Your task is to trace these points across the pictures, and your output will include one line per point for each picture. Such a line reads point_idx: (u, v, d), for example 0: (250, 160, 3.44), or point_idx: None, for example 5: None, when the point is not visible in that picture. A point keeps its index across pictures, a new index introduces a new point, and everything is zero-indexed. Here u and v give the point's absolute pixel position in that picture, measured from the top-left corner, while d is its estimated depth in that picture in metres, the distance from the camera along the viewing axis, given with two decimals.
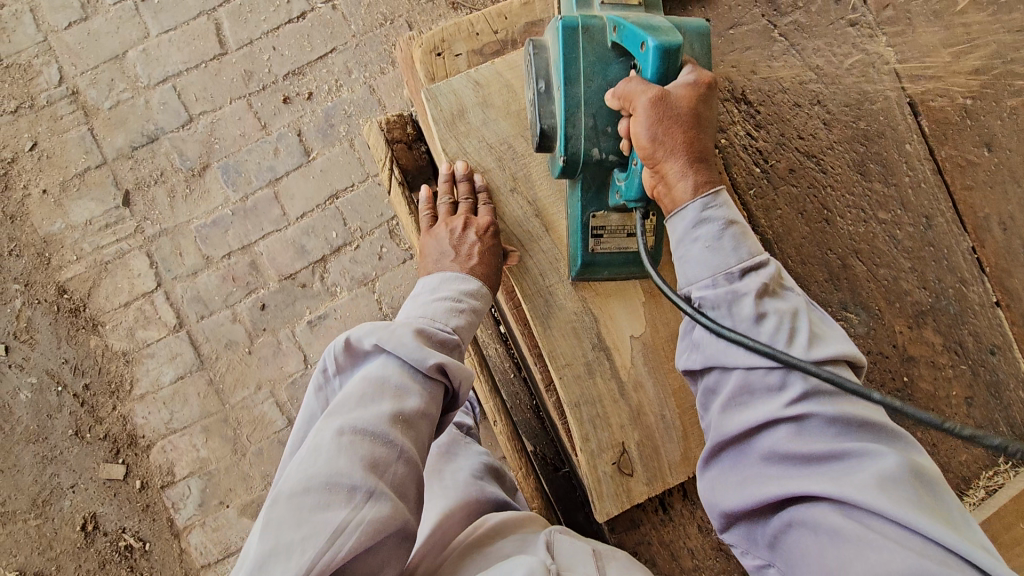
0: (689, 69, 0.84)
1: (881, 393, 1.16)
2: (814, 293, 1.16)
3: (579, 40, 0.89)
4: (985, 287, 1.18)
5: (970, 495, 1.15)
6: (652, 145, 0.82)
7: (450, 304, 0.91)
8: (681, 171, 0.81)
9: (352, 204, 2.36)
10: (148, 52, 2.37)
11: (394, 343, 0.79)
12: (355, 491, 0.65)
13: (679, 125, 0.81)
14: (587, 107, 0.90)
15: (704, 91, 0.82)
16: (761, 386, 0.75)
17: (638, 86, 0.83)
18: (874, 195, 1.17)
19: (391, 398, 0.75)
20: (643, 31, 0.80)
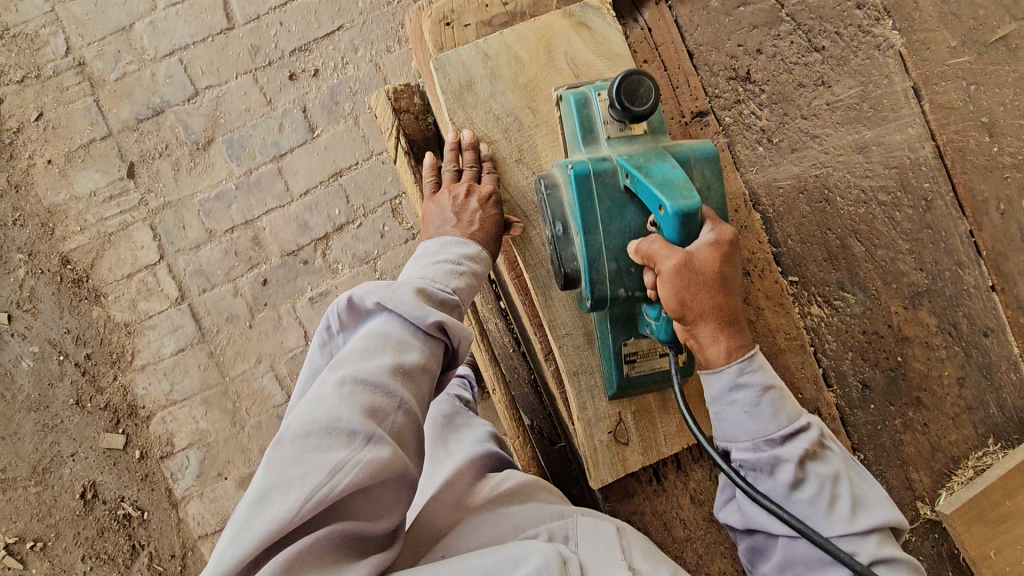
0: (709, 227, 0.84)
1: (874, 372, 1.18)
2: (812, 272, 1.18)
3: (592, 187, 0.90)
4: (981, 270, 1.19)
5: (960, 474, 1.17)
6: (681, 307, 0.83)
7: (452, 266, 0.92)
8: (712, 337, 0.83)
9: (356, 182, 2.37)
10: (156, 24, 2.37)
11: (395, 302, 0.80)
12: (355, 435, 0.66)
13: (704, 287, 0.81)
14: (608, 253, 0.91)
15: (726, 250, 0.83)
16: (816, 563, 0.82)
17: (660, 248, 0.83)
18: (875, 177, 1.18)
19: (392, 351, 0.76)
20: (661, 195, 0.81)
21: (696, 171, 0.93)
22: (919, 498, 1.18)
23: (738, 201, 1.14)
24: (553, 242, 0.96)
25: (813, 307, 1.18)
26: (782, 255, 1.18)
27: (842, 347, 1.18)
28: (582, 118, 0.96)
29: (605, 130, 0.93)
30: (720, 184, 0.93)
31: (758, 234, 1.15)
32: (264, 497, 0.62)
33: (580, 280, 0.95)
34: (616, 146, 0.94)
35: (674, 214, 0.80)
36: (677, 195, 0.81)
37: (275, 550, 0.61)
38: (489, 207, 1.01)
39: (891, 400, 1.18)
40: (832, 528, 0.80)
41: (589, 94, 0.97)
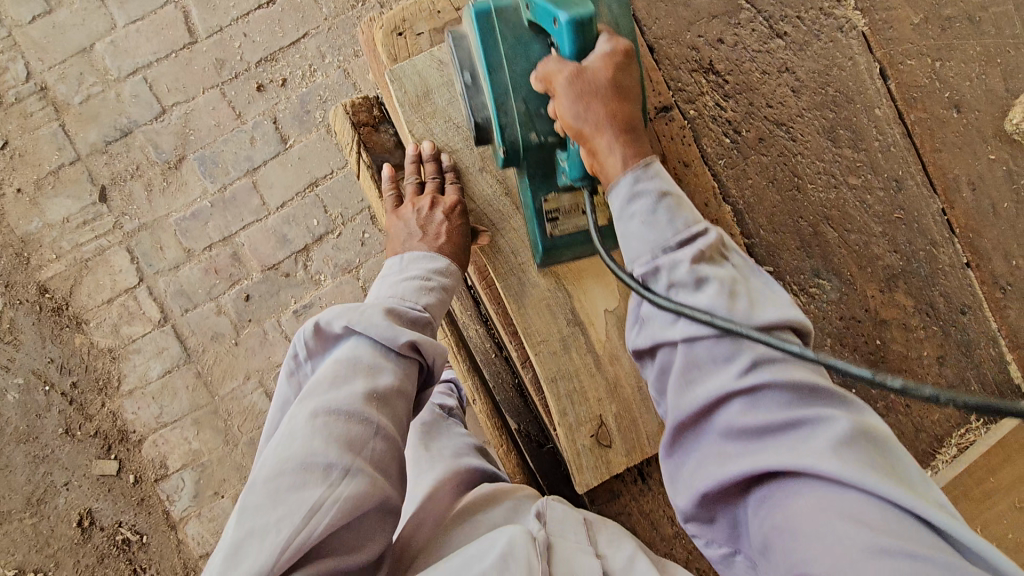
0: (606, 37, 0.81)
1: (854, 357, 1.18)
2: (786, 261, 1.17)
3: (494, 26, 0.88)
4: (956, 248, 1.19)
5: (944, 453, 1.18)
6: (578, 124, 0.79)
7: (421, 283, 0.91)
8: (607, 146, 0.78)
9: (332, 191, 2.35)
10: (116, 43, 2.32)
11: (364, 324, 0.79)
12: (331, 469, 0.65)
13: (600, 101, 0.78)
14: (516, 94, 0.87)
15: (621, 60, 0.79)
16: (719, 378, 0.68)
17: (553, 64, 0.80)
18: (844, 161, 1.17)
19: (364, 377, 0.75)
20: (552, 6, 0.79)
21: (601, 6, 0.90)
22: None
23: (707, 195, 1.12)
24: (464, 90, 0.93)
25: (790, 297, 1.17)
26: (756, 246, 1.16)
27: (821, 334, 1.17)
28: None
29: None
30: (629, 17, 0.90)
31: (730, 228, 1.13)
32: (240, 547, 0.61)
33: (491, 129, 0.92)
34: None
35: (566, 27, 0.78)
36: (568, 5, 0.79)
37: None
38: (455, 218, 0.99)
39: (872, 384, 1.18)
40: (735, 320, 0.68)
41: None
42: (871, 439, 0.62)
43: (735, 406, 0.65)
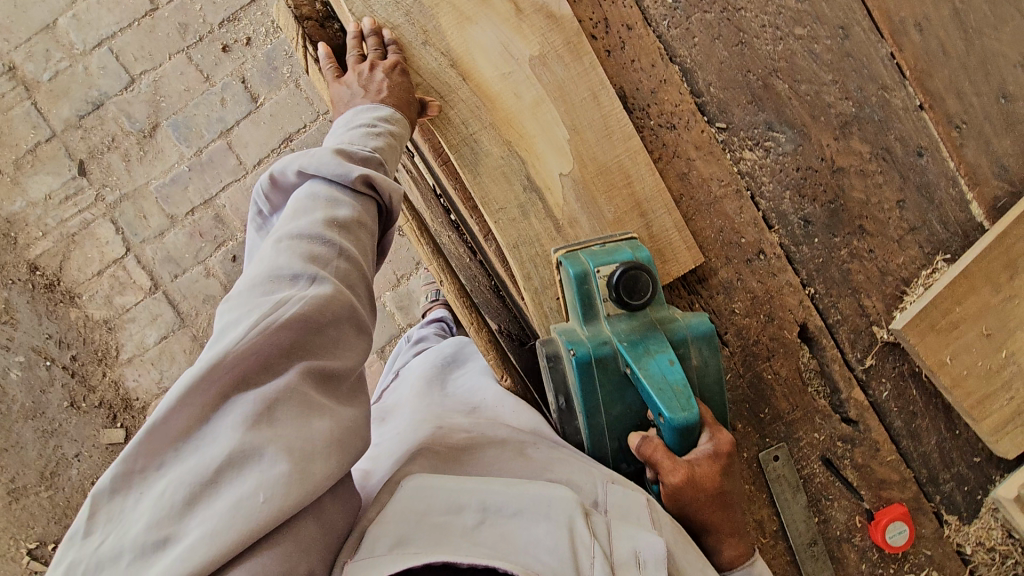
0: (707, 435, 0.92)
1: (814, 208, 1.19)
2: (739, 116, 1.17)
3: (594, 372, 0.97)
4: (907, 91, 1.20)
5: (911, 293, 1.20)
6: (682, 513, 0.93)
7: (370, 129, 0.94)
8: (717, 543, 0.94)
9: (307, 145, 2.36)
10: (79, 17, 2.33)
11: (316, 165, 0.83)
12: (298, 278, 0.73)
13: (704, 499, 0.91)
14: (611, 432, 1.01)
15: (726, 461, 0.91)
16: None
17: (663, 458, 0.91)
18: (787, 13, 1.18)
19: (324, 208, 0.80)
20: (659, 407, 0.88)
21: (694, 351, 0.98)
22: (874, 323, 1.20)
23: (652, 55, 1.15)
24: (559, 413, 1.05)
25: (745, 151, 1.18)
26: (707, 104, 1.17)
27: (779, 186, 1.19)
28: (582, 295, 1.00)
29: (605, 309, 0.98)
30: (717, 359, 0.99)
31: (677, 88, 1.16)
32: (220, 338, 0.70)
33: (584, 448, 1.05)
34: (614, 323, 0.98)
35: (670, 426, 0.89)
36: (673, 407, 0.88)
37: (243, 388, 0.67)
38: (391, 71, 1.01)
39: (834, 232, 1.19)
40: None
41: (588, 270, 1.00)
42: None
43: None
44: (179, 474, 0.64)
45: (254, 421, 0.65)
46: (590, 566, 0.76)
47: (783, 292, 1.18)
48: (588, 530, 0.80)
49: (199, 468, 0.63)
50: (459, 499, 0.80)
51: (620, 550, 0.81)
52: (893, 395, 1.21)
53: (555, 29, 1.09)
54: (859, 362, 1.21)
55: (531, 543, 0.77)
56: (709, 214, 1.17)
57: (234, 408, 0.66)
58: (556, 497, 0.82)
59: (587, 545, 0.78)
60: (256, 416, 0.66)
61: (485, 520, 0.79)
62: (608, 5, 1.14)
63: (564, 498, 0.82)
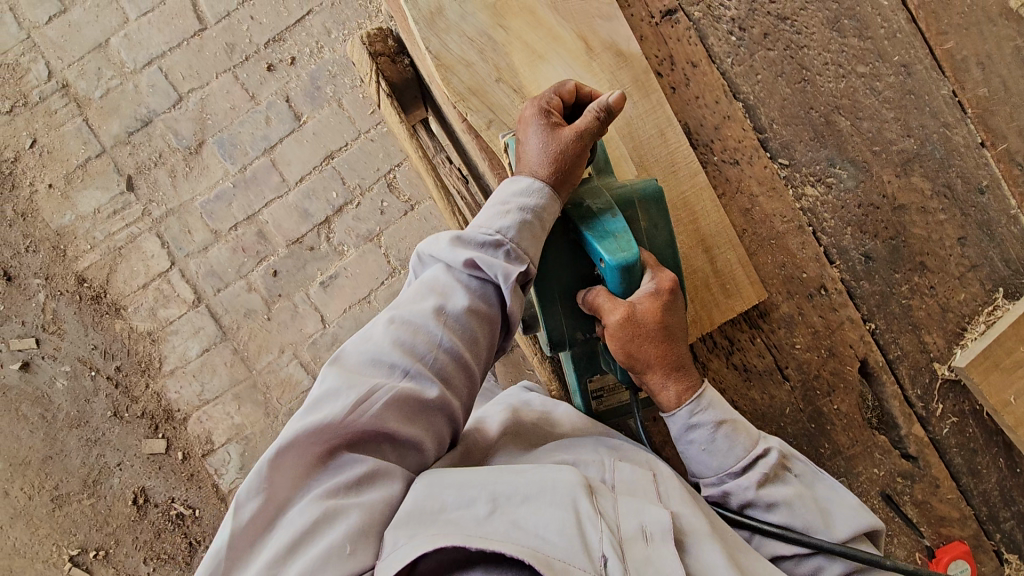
0: (649, 276, 0.94)
1: (875, 244, 1.20)
2: (800, 153, 1.19)
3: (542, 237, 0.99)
4: (969, 129, 1.21)
5: (971, 330, 1.20)
6: (630, 360, 0.95)
7: (501, 204, 0.94)
8: (662, 382, 0.95)
9: (348, 163, 2.41)
10: (130, 36, 2.40)
11: (436, 252, 0.93)
12: (395, 368, 0.84)
13: (648, 339, 0.92)
14: (563, 297, 1.01)
15: (666, 297, 0.92)
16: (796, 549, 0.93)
17: (606, 302, 0.93)
18: (850, 50, 1.19)
19: (436, 295, 0.90)
20: (599, 251, 0.90)
21: (643, 212, 1.00)
22: (935, 359, 1.21)
23: (716, 92, 1.17)
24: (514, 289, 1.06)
25: (807, 188, 1.19)
26: (770, 140, 1.19)
27: (840, 222, 1.20)
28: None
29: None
30: (666, 218, 1.00)
31: (741, 125, 1.17)
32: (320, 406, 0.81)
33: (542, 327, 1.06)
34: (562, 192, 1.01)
35: (611, 266, 0.90)
36: (615, 249, 0.90)
37: (341, 458, 0.80)
38: (465, 132, 1.16)
39: (895, 268, 1.20)
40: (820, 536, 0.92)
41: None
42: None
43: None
44: (281, 525, 0.76)
45: (337, 496, 0.77)
46: (601, 542, 0.78)
47: (843, 327, 1.19)
48: (594, 508, 0.81)
49: (291, 524, 0.75)
50: (468, 489, 0.80)
51: (630, 532, 0.82)
52: (953, 432, 1.21)
53: (625, 67, 1.12)
54: (919, 398, 1.21)
55: (541, 526, 0.77)
56: (770, 249, 1.18)
57: (329, 477, 0.78)
58: (561, 480, 0.82)
59: (596, 523, 0.79)
60: (342, 488, 0.78)
61: (497, 508, 0.78)
62: (673, 42, 1.16)
63: (569, 480, 0.82)
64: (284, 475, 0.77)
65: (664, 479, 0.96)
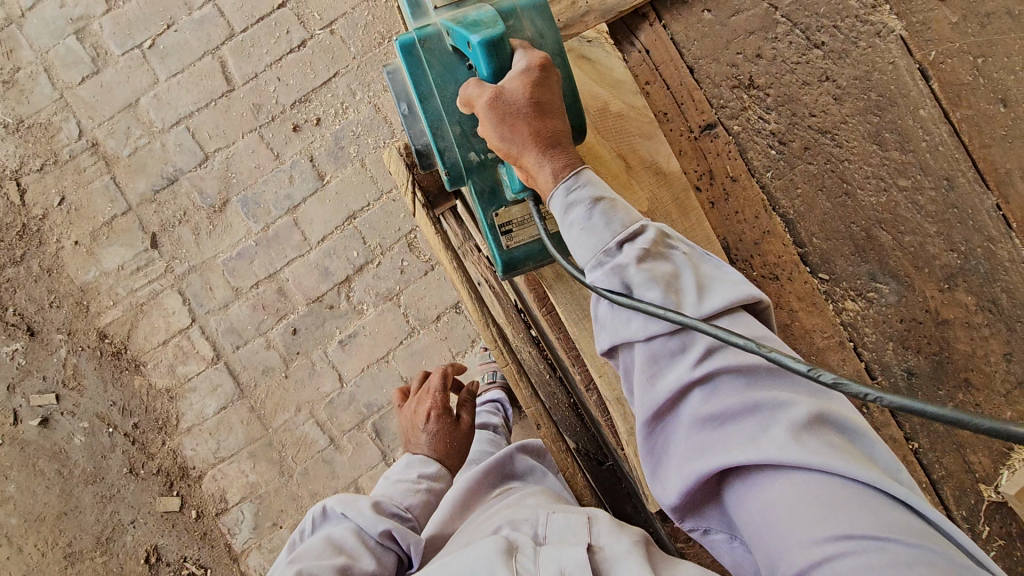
0: (521, 54, 0.93)
1: (918, 359, 1.17)
2: (841, 267, 1.17)
3: (421, 53, 1.04)
4: (1015, 243, 1.17)
5: (1019, 451, 1.15)
6: (506, 145, 0.91)
7: (413, 486, 1.21)
8: (537, 162, 0.90)
9: (370, 222, 2.43)
10: (160, 97, 2.44)
11: (355, 514, 1.11)
12: None
13: (521, 118, 0.89)
14: (449, 116, 1.04)
15: (537, 75, 0.91)
16: (667, 350, 0.80)
17: (475, 91, 0.92)
18: (892, 163, 1.17)
19: (345, 555, 1.03)
20: (465, 33, 0.93)
21: (524, 20, 1.03)
22: (981, 480, 1.17)
23: (755, 208, 1.15)
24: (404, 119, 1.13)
25: (847, 302, 1.17)
26: (810, 254, 1.18)
27: (881, 337, 1.17)
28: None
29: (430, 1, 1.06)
30: (549, 28, 1.03)
31: (780, 238, 1.15)
32: None
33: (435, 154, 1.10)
34: (441, 11, 1.06)
35: (477, 46, 0.92)
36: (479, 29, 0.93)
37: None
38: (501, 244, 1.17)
39: (939, 384, 1.17)
40: (689, 312, 0.79)
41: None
42: (826, 416, 0.72)
43: (698, 397, 0.77)
44: None
45: None
46: None
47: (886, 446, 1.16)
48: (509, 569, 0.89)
49: None
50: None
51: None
52: (1000, 555, 1.17)
53: (664, 185, 1.12)
54: (964, 519, 1.17)
55: None
56: (810, 364, 1.16)
57: None
58: (484, 547, 0.94)
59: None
60: None
61: None
62: (713, 157, 1.17)
63: (490, 545, 0.94)
64: None
65: (596, 520, 1.02)
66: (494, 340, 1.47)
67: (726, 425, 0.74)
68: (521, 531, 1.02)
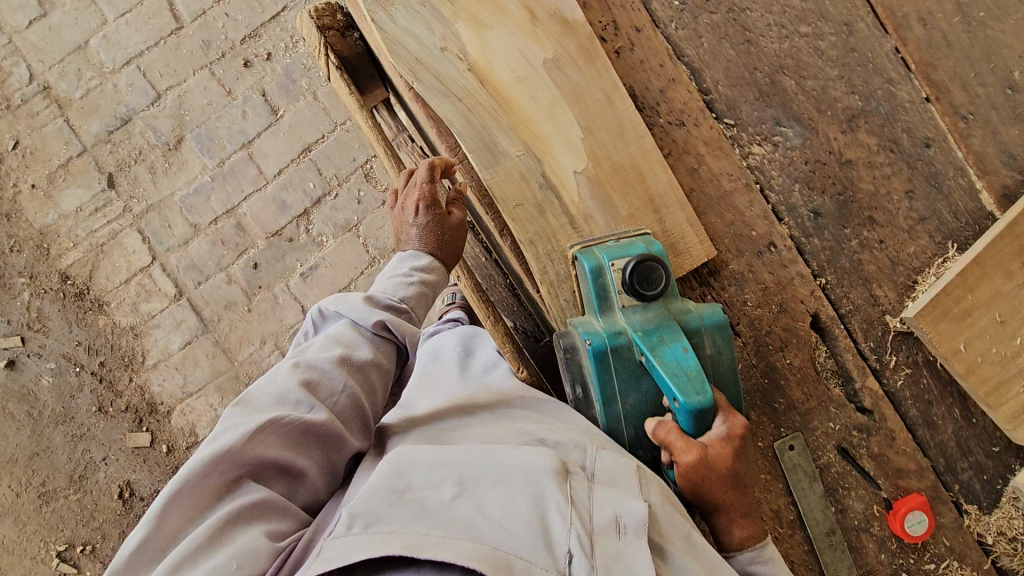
0: (722, 419, 0.96)
1: (823, 200, 1.22)
2: (746, 113, 1.21)
3: (610, 362, 1.02)
4: (913, 84, 1.22)
5: (923, 282, 1.20)
6: (695, 493, 0.96)
7: (404, 279, 1.18)
8: (726, 524, 0.97)
9: (325, 154, 2.44)
10: (109, 37, 2.44)
11: (349, 310, 1.10)
12: (299, 404, 0.92)
13: (716, 477, 0.94)
14: (628, 418, 1.04)
15: (738, 443, 0.95)
16: None
17: (677, 439, 0.95)
18: (792, 11, 1.22)
19: (344, 346, 1.05)
20: (674, 391, 0.93)
21: (707, 340, 1.03)
22: (887, 312, 1.22)
23: (659, 57, 1.20)
24: (576, 404, 1.09)
25: (754, 147, 1.21)
26: (715, 101, 1.21)
27: (787, 179, 1.22)
28: (596, 288, 1.05)
29: (620, 302, 1.03)
30: (730, 347, 1.04)
31: (685, 87, 1.20)
32: (216, 438, 0.85)
33: None
34: (629, 314, 1.03)
35: (685, 408, 0.93)
36: (688, 390, 0.93)
37: (233, 491, 0.82)
38: (413, 100, 1.19)
39: (843, 223, 1.22)
40: None
41: (602, 263, 1.05)
42: None
43: None
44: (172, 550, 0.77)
45: (222, 526, 0.78)
46: (567, 539, 0.78)
47: (794, 283, 1.20)
48: (561, 497, 0.82)
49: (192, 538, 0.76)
50: (435, 473, 0.84)
51: (603, 521, 0.82)
52: (907, 384, 1.22)
53: (569, 32, 1.15)
54: (872, 351, 1.22)
55: (503, 513, 0.80)
56: (719, 207, 1.20)
57: (212, 513, 0.80)
58: (539, 459, 0.86)
59: (563, 508, 0.81)
60: (227, 519, 0.79)
61: (462, 493, 0.82)
62: (617, 9, 1.20)
63: (546, 460, 0.86)
64: (182, 504, 0.79)
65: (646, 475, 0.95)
66: None
67: None
68: (571, 449, 0.95)
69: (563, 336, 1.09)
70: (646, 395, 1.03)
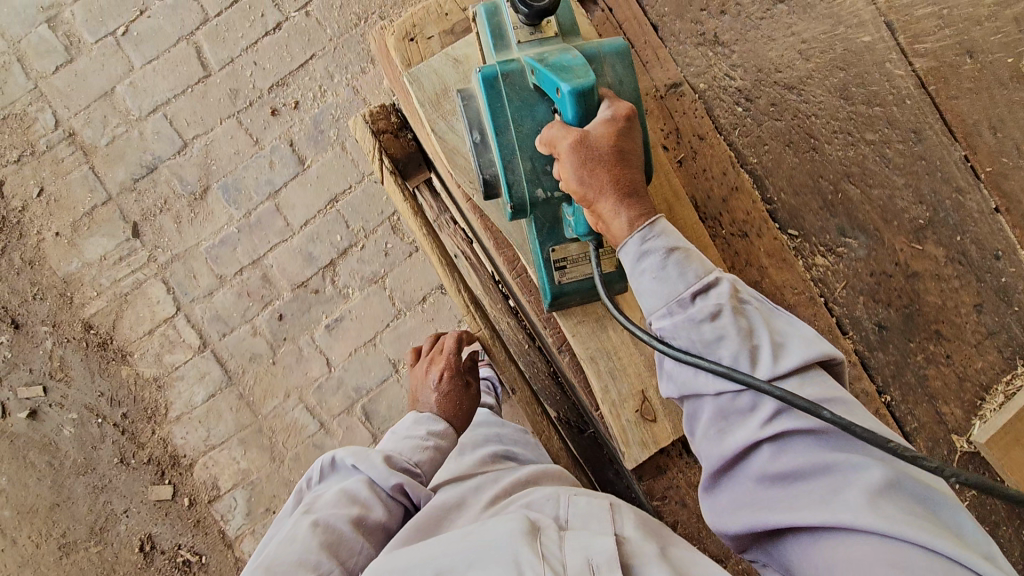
0: (606, 106, 0.92)
1: (889, 312, 1.18)
2: (810, 223, 1.18)
3: (501, 87, 1.01)
4: (983, 194, 1.17)
5: (990, 400, 1.16)
6: (582, 186, 0.89)
7: (420, 442, 1.18)
8: (613, 210, 0.88)
9: (352, 205, 2.42)
10: (135, 84, 2.42)
11: (367, 466, 1.08)
12: (318, 564, 0.90)
13: (602, 164, 0.88)
14: (522, 152, 1.01)
15: (622, 124, 0.90)
16: (735, 406, 0.81)
17: (559, 131, 0.91)
18: (859, 117, 1.18)
19: (359, 507, 1.01)
20: (555, 79, 0.91)
21: (605, 66, 1.02)
22: (953, 431, 1.17)
23: (724, 164, 1.15)
24: (474, 147, 1.09)
25: (817, 257, 1.18)
26: (778, 210, 1.19)
27: (852, 291, 1.18)
28: (492, 25, 1.07)
29: (513, 35, 1.04)
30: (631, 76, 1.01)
31: (749, 195, 1.16)
32: None
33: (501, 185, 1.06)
34: (525, 46, 1.05)
35: (568, 94, 0.90)
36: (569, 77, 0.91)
37: None
38: (471, 210, 1.31)
39: (909, 337, 1.18)
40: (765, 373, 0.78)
41: (499, 4, 1.09)
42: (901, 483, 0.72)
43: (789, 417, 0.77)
44: None
45: None
46: None
47: (861, 401, 1.14)
48: (535, 557, 0.79)
49: None
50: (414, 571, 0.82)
51: (575, 566, 0.79)
52: (973, 505, 1.18)
53: None
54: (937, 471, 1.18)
55: None
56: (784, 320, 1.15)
57: None
58: (504, 527, 0.85)
59: (535, 567, 0.78)
60: None
61: None
62: (679, 115, 1.16)
63: (512, 525, 0.85)
64: None
65: (618, 511, 0.95)
66: (467, 307, 1.45)
67: (794, 483, 0.75)
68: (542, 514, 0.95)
69: (463, 89, 1.11)
70: (539, 122, 1.02)
